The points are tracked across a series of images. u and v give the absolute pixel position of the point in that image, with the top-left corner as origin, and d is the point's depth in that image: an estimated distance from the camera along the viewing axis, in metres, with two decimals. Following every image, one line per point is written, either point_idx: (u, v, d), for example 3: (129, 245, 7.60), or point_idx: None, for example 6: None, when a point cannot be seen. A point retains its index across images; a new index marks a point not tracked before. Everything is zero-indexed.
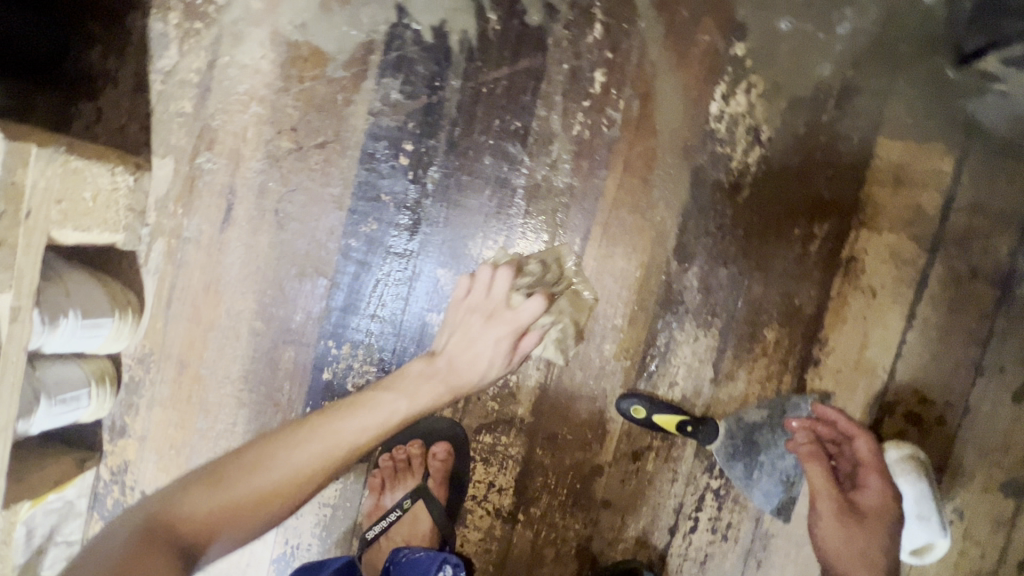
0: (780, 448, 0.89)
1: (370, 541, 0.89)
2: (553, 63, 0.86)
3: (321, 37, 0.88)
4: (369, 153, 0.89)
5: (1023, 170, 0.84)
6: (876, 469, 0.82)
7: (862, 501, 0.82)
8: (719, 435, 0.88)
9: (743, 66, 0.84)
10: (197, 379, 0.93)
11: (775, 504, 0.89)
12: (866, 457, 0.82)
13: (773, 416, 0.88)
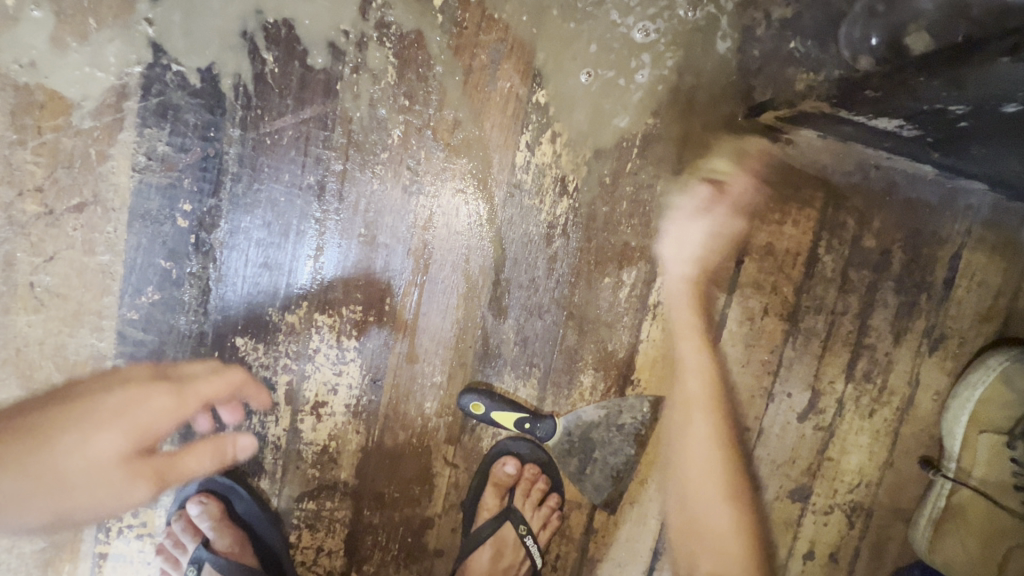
0: (613, 446, 0.91)
1: None
2: (344, 110, 0.78)
3: (59, 80, 0.74)
4: (139, 213, 0.78)
5: (807, 213, 0.89)
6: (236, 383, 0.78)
7: (710, 431, 0.92)
8: (556, 432, 0.89)
9: (543, 117, 0.82)
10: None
11: (604, 497, 0.93)
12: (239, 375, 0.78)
13: (610, 416, 0.90)
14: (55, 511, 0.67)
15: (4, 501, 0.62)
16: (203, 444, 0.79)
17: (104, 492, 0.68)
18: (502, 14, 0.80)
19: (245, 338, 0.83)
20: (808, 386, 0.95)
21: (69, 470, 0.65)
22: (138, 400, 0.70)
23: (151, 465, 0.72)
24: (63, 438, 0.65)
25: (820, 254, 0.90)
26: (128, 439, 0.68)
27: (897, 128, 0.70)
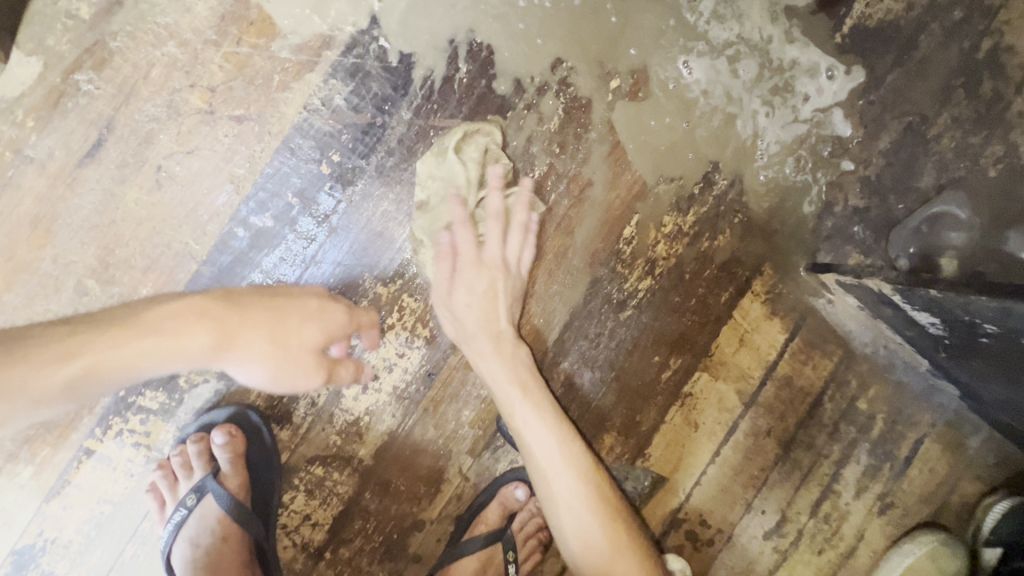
0: None
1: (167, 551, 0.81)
2: (505, 135, 0.88)
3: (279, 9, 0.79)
4: (290, 146, 0.82)
5: (826, 363, 1.04)
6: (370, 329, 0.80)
7: (524, 380, 0.85)
8: None
9: (657, 206, 0.95)
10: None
11: None
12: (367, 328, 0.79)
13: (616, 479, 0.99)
14: (261, 380, 0.65)
15: (233, 352, 0.63)
16: (350, 360, 0.75)
17: (292, 366, 0.66)
18: (658, 114, 0.93)
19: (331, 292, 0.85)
20: (780, 509, 1.06)
21: (280, 338, 0.66)
22: (325, 308, 0.71)
23: (324, 363, 0.70)
24: (287, 317, 0.67)
25: (823, 400, 1.05)
26: (324, 339, 0.69)
27: (928, 323, 0.87)
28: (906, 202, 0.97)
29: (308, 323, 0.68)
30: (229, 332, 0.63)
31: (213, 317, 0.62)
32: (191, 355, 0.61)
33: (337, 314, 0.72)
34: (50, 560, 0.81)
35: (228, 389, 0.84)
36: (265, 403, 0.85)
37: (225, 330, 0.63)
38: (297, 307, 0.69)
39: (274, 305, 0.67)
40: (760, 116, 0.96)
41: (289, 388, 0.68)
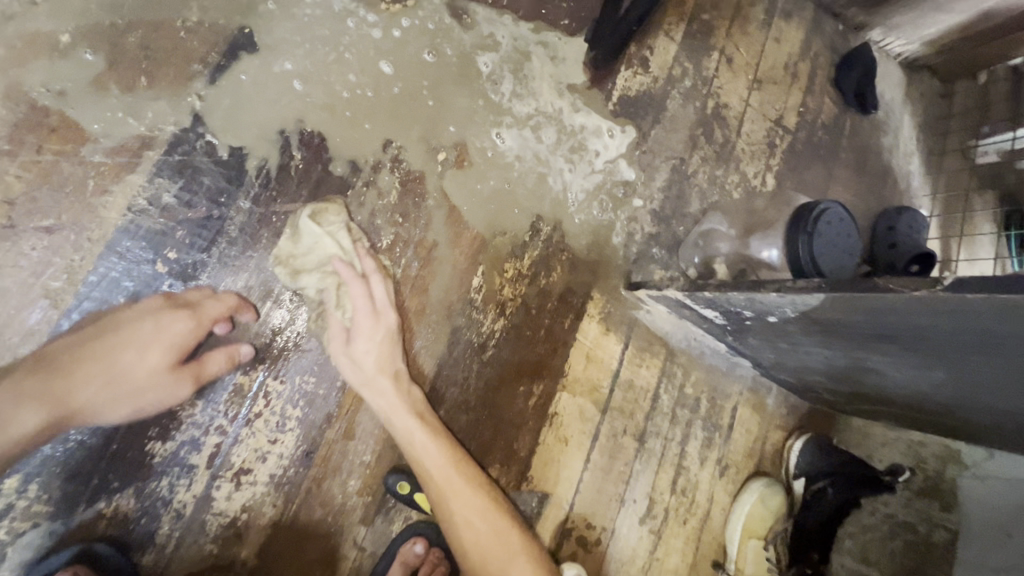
0: None
1: None
2: (347, 212, 0.94)
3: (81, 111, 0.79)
4: (118, 250, 0.80)
5: (656, 361, 1.26)
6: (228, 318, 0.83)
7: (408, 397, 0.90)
8: None
9: (497, 255, 1.08)
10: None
11: None
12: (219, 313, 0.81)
13: None
14: (126, 415, 0.75)
15: (81, 403, 0.72)
16: (215, 351, 0.81)
17: (150, 388, 0.76)
18: (483, 177, 1.07)
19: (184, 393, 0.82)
20: (647, 495, 1.23)
21: (121, 372, 0.74)
22: (162, 325, 0.77)
23: (186, 367, 0.78)
24: (122, 351, 0.74)
25: (660, 393, 1.26)
26: (170, 355, 0.77)
27: (712, 315, 1.07)
28: (684, 224, 1.25)
29: (150, 345, 0.76)
30: (59, 395, 0.71)
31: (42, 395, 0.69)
32: (35, 432, 0.69)
33: (173, 325, 0.77)
34: None
35: (70, 523, 0.76)
36: (118, 529, 0.78)
37: (60, 392, 0.71)
38: (132, 336, 0.75)
39: (106, 344, 0.74)
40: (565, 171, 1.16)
41: (156, 403, 0.76)
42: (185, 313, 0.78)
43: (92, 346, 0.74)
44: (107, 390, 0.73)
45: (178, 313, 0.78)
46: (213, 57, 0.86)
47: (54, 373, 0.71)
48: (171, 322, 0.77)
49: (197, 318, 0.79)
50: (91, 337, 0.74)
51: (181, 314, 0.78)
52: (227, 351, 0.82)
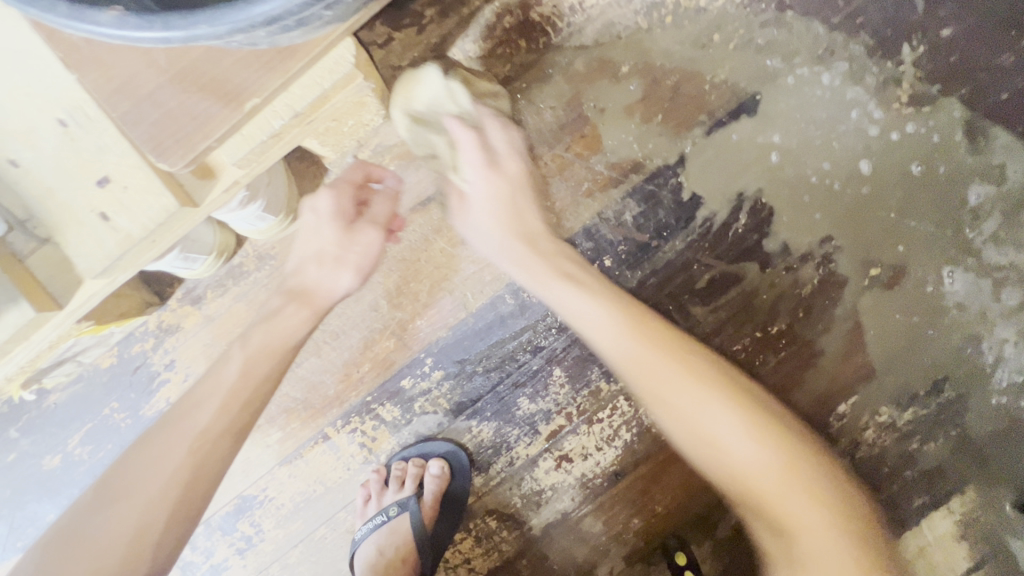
0: None
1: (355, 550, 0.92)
2: (757, 287, 0.95)
3: (427, 68, 0.82)
4: (577, 243, 0.93)
5: None
6: (368, 169, 0.86)
7: (654, 385, 0.75)
8: None
9: (877, 393, 0.96)
10: (149, 450, 0.70)
11: None
12: (358, 176, 0.84)
13: None
14: (356, 275, 0.82)
15: (317, 288, 0.80)
16: (378, 198, 0.86)
17: (352, 249, 0.82)
18: (905, 310, 0.95)
19: (561, 373, 0.94)
20: None
21: (330, 256, 0.81)
22: (334, 201, 0.82)
23: (361, 221, 0.83)
24: (330, 237, 0.81)
25: None
26: (369, 225, 0.83)
27: None
28: None
29: (343, 220, 0.82)
30: (311, 295, 0.80)
31: (271, 311, 0.79)
32: (291, 323, 0.78)
33: (325, 198, 0.81)
34: (260, 513, 0.94)
35: (450, 426, 0.94)
36: (474, 447, 0.95)
37: (289, 304, 0.79)
38: (311, 223, 0.82)
39: (313, 245, 0.82)
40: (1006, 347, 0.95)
41: (362, 256, 0.82)
42: (345, 184, 0.83)
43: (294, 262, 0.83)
44: (312, 256, 0.82)
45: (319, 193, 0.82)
46: (719, 114, 0.93)
47: (298, 281, 0.81)
48: (311, 202, 0.82)
49: (352, 180, 0.83)
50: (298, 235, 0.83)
51: (348, 184, 0.83)
52: (387, 196, 0.86)
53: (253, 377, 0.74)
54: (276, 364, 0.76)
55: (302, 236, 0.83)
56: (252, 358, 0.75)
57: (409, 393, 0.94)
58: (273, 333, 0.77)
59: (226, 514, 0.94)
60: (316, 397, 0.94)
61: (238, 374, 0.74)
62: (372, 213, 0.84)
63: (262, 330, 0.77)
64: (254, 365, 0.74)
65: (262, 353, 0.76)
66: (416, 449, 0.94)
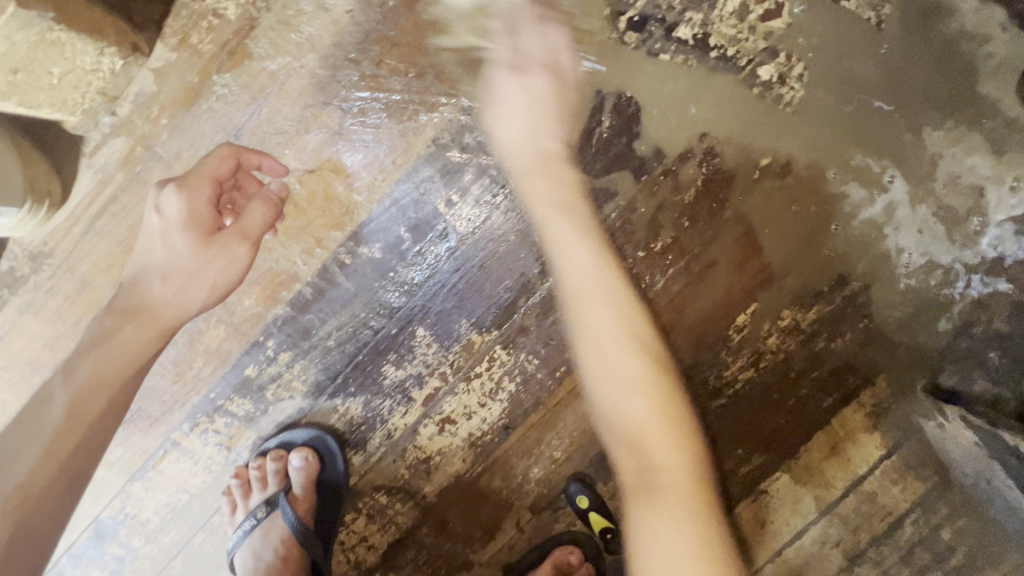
0: None
1: (234, 556, 0.85)
2: (633, 200, 0.82)
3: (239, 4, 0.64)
4: (413, 180, 0.78)
5: (919, 484, 0.95)
6: (234, 156, 0.68)
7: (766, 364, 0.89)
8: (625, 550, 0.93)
9: (779, 296, 0.87)
10: None
11: None
12: (222, 170, 0.67)
13: None
14: (211, 296, 0.66)
15: (158, 307, 0.65)
16: (255, 200, 0.66)
17: (205, 267, 0.64)
18: (800, 199, 0.84)
19: (425, 332, 0.83)
20: None
21: (183, 275, 0.65)
22: (189, 204, 0.65)
23: (225, 232, 0.65)
24: (179, 246, 0.64)
25: (909, 524, 0.95)
26: (240, 239, 0.65)
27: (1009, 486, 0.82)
28: None
29: (200, 231, 0.64)
30: (151, 314, 0.65)
31: (118, 325, 0.65)
32: (135, 345, 0.65)
33: (174, 198, 0.64)
34: (124, 533, 0.86)
35: (313, 408, 0.84)
36: (344, 427, 0.85)
37: (129, 322, 0.65)
38: (157, 228, 0.65)
39: (161, 255, 0.65)
40: (909, 225, 0.85)
41: (218, 272, 0.65)
42: (212, 178, 0.66)
43: (142, 262, 0.67)
44: (159, 268, 0.65)
45: (185, 182, 0.65)
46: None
47: (137, 297, 0.66)
48: (166, 198, 0.64)
49: (213, 177, 0.67)
50: (143, 234, 0.67)
51: (211, 179, 0.66)
52: (263, 199, 0.66)
53: (93, 410, 0.62)
54: (108, 402, 0.63)
55: (145, 236, 0.67)
56: (84, 389, 0.62)
57: (257, 381, 0.83)
58: (109, 361, 0.64)
59: (87, 540, 0.85)
60: (154, 404, 0.82)
61: (62, 415, 0.61)
62: (241, 218, 0.65)
63: (91, 357, 0.64)
64: (83, 403, 0.62)
65: (93, 386, 0.62)
66: (278, 438, 0.84)
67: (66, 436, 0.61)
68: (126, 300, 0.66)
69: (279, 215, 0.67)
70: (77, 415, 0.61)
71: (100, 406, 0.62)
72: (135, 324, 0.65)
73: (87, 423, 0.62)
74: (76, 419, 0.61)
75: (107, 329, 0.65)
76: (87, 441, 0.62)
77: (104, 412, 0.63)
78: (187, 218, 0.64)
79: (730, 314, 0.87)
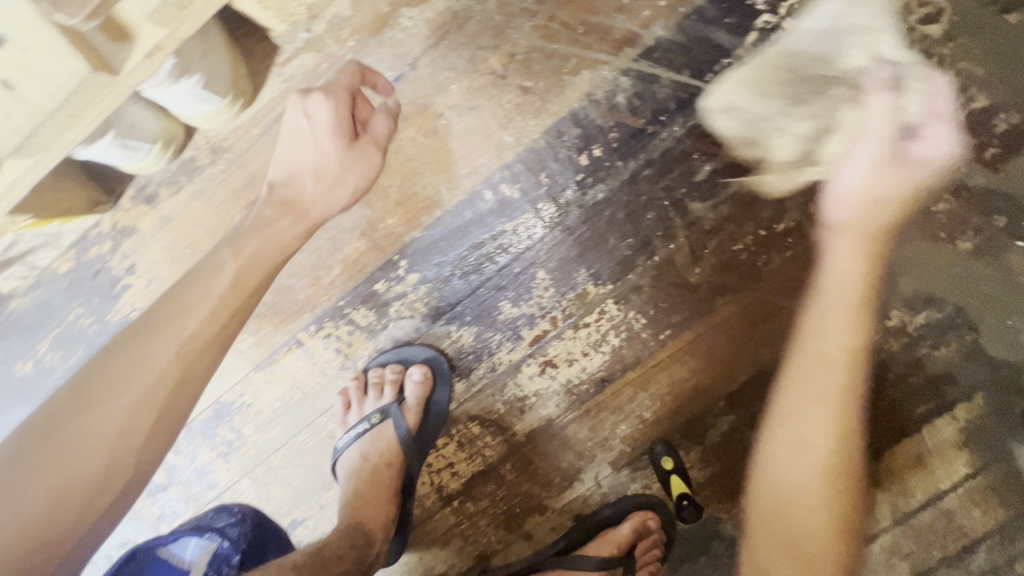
0: (718, 563, 0.96)
1: (340, 454, 0.90)
2: (764, 179, 0.85)
3: None
4: (561, 130, 0.84)
5: (1003, 511, 0.93)
6: (359, 69, 0.73)
7: (846, 351, 0.77)
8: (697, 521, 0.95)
9: (890, 296, 0.89)
10: (129, 351, 0.64)
11: None
12: (353, 81, 0.73)
13: (738, 538, 0.97)
14: (351, 198, 0.77)
15: (312, 202, 0.74)
16: (377, 112, 0.76)
17: (351, 170, 0.75)
18: (927, 202, 0.86)
19: (545, 275, 0.88)
20: None
21: (330, 174, 0.74)
22: (335, 118, 0.72)
23: (364, 139, 0.76)
24: (328, 149, 0.74)
25: (986, 550, 0.93)
26: (376, 149, 0.77)
27: None
28: None
29: (343, 137, 0.74)
30: (304, 208, 0.74)
31: (280, 212, 0.73)
32: (291, 231, 0.73)
33: (321, 106, 0.72)
34: (238, 418, 0.93)
35: (428, 331, 0.90)
36: (453, 353, 0.90)
37: (288, 212, 0.73)
38: (298, 133, 0.73)
39: (306, 155, 0.74)
40: None
41: (358, 176, 0.76)
42: (350, 89, 0.73)
43: (281, 164, 0.74)
44: (302, 167, 0.74)
45: (325, 93, 0.72)
46: None
47: (285, 192, 0.74)
48: (313, 106, 0.72)
49: (346, 91, 0.73)
50: (284, 140, 0.74)
51: (349, 92, 0.73)
52: (387, 112, 0.76)
53: (255, 282, 0.70)
54: (263, 279, 0.71)
55: (286, 142, 0.74)
56: (250, 262, 0.70)
57: (384, 297, 0.89)
58: (267, 243, 0.72)
59: (206, 418, 0.93)
60: (288, 303, 0.89)
61: (231, 281, 0.69)
62: (370, 129, 0.76)
63: (254, 237, 0.71)
64: (246, 276, 0.69)
65: (254, 262, 0.71)
66: (393, 353, 0.90)
67: (233, 297, 0.68)
68: (284, 193, 0.74)
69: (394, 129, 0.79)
70: (241, 283, 0.69)
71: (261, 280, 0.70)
72: (292, 212, 0.73)
73: (251, 292, 0.70)
74: (244, 286, 0.69)
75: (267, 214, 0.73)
76: (248, 309, 0.70)
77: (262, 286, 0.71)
78: (331, 127, 0.72)
79: None
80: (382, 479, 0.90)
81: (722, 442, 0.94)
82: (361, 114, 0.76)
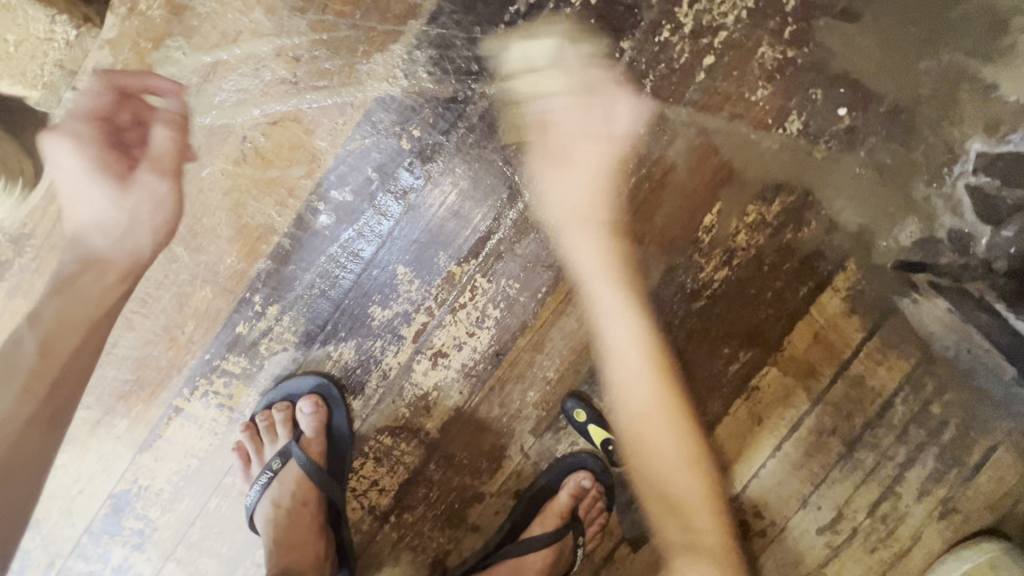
0: None
1: (250, 513, 0.87)
2: (588, 114, 0.84)
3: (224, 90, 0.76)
4: (372, 119, 0.81)
5: (903, 361, 0.95)
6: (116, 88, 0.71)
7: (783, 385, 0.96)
8: (629, 462, 0.96)
9: (743, 193, 0.90)
10: None
11: (637, 532, 0.98)
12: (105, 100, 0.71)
13: None
14: (156, 235, 0.74)
15: (107, 253, 0.72)
16: (164, 128, 0.73)
17: (140, 208, 0.72)
18: (748, 94, 0.87)
19: (406, 269, 0.86)
20: (837, 507, 0.98)
21: (125, 224, 0.72)
22: (95, 140, 0.70)
23: (139, 164, 0.72)
24: (127, 201, 0.71)
25: (900, 402, 0.96)
26: (168, 177, 0.73)
27: None
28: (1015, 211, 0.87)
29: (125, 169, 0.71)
30: (103, 261, 0.72)
31: (98, 273, 0.72)
32: (104, 289, 0.72)
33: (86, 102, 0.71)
34: (140, 504, 0.88)
35: (307, 359, 0.87)
36: (340, 373, 0.88)
37: (100, 267, 0.72)
38: (74, 171, 0.70)
39: (93, 194, 0.71)
40: (851, 106, 0.88)
41: (155, 214, 0.73)
42: (106, 104, 0.71)
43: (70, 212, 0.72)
44: (105, 219, 0.71)
45: (92, 122, 0.70)
46: None
47: (79, 246, 0.72)
48: (71, 135, 0.70)
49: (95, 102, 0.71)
50: (64, 179, 0.71)
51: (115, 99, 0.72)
52: (175, 125, 0.74)
53: (73, 346, 0.69)
54: (84, 338, 0.70)
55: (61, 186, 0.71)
56: (71, 328, 0.69)
57: (249, 339, 0.85)
58: (78, 300, 0.70)
59: (105, 516, 0.87)
60: (153, 374, 0.84)
61: (37, 352, 0.67)
62: (151, 147, 0.73)
63: (57, 298, 0.70)
64: (54, 341, 0.68)
65: (65, 324, 0.69)
66: (279, 391, 0.87)
67: (52, 369, 0.67)
68: (90, 260, 0.72)
69: (187, 137, 0.75)
70: (63, 345, 0.68)
71: (85, 336, 0.70)
72: (90, 269, 0.71)
73: (70, 356, 0.69)
74: (63, 355, 0.68)
75: (79, 275, 0.71)
76: (69, 376, 0.68)
77: (81, 342, 0.69)
78: (154, 159, 0.73)
79: (695, 215, 0.90)
80: (299, 522, 0.88)
81: (632, 379, 0.94)
82: (133, 119, 0.72)
